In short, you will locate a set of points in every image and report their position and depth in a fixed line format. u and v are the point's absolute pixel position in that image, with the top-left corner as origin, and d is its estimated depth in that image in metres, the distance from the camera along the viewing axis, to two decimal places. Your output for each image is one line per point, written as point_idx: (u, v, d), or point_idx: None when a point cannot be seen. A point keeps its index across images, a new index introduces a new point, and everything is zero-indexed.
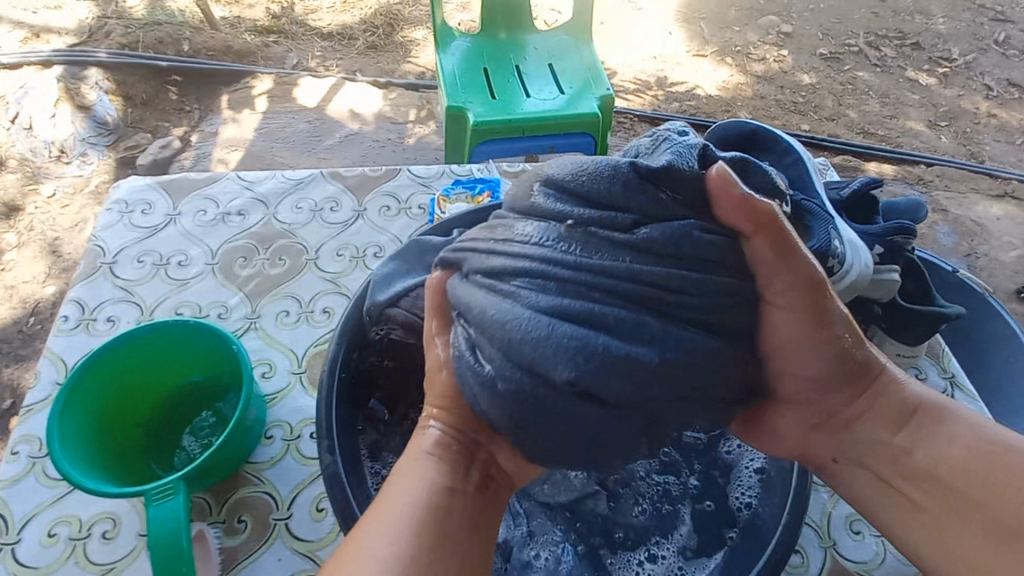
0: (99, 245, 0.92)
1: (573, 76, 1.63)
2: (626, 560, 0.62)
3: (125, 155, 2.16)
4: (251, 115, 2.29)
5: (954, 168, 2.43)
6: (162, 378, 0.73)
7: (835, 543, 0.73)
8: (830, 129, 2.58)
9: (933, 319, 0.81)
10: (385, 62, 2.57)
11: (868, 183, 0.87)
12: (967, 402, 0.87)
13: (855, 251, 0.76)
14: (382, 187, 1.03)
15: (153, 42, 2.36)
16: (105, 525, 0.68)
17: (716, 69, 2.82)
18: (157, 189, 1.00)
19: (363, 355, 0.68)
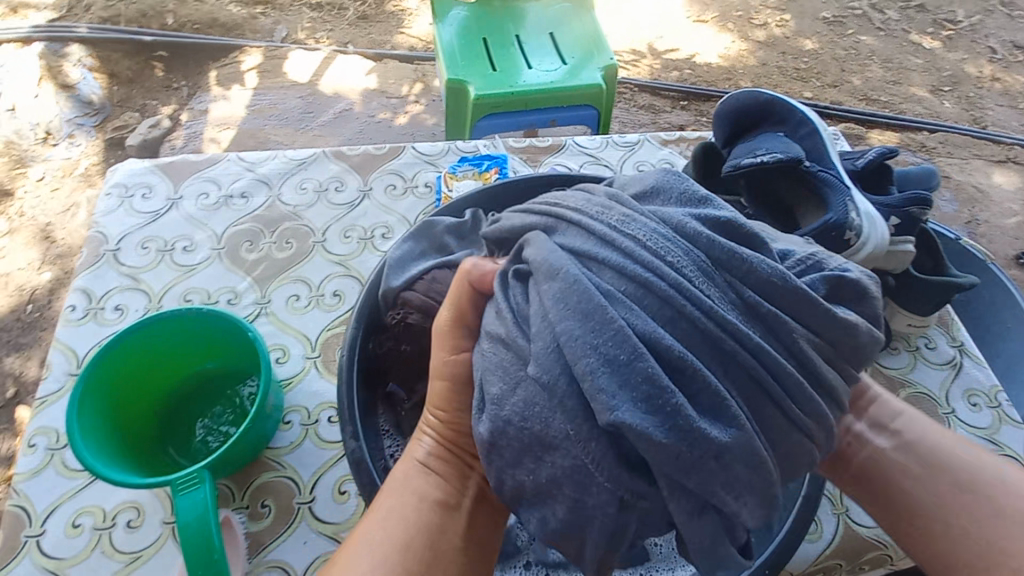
0: (101, 232, 0.90)
1: (575, 46, 1.59)
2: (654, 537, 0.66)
3: (113, 136, 2.10)
4: (241, 92, 2.23)
5: (958, 135, 2.40)
6: (177, 364, 0.72)
7: (848, 510, 0.74)
8: (833, 97, 2.54)
9: (948, 291, 0.80)
10: (377, 34, 2.49)
11: (885, 151, 0.84)
12: (975, 368, 0.88)
13: (874, 224, 0.74)
14: (387, 166, 1.01)
15: (136, 16, 2.27)
16: (130, 514, 0.69)
17: (717, 35, 2.75)
18: (156, 172, 0.97)
19: (379, 341, 0.67)
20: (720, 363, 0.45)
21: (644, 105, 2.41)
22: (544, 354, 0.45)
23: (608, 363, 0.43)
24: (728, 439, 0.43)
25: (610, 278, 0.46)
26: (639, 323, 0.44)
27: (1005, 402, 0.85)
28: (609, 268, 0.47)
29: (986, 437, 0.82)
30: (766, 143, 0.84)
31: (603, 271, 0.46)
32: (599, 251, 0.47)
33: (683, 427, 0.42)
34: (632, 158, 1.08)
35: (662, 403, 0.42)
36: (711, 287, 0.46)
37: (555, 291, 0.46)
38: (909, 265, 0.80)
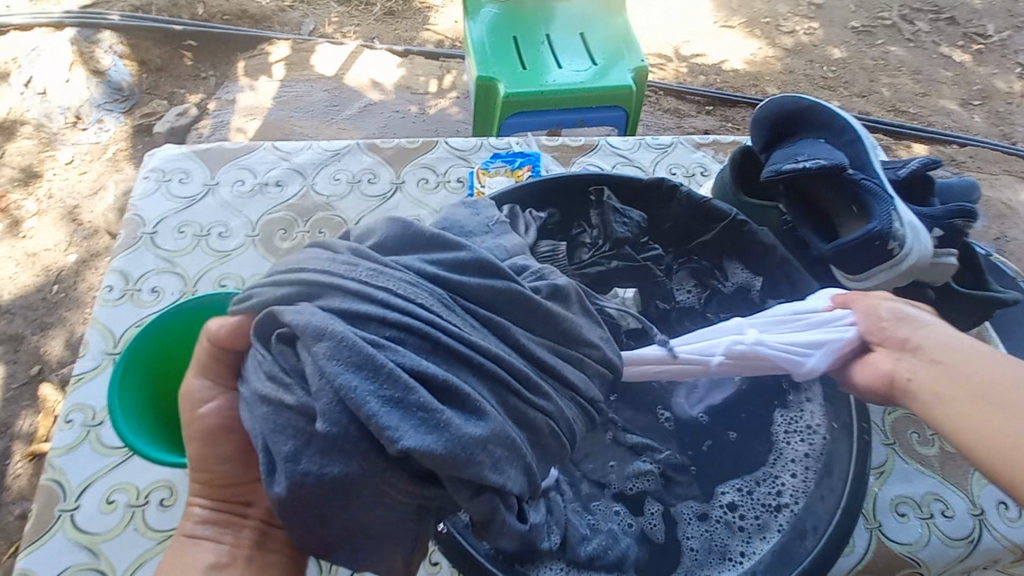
0: (138, 215, 0.91)
1: (605, 47, 1.58)
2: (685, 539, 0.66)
3: (141, 122, 2.13)
4: (268, 83, 2.25)
5: (987, 150, 2.36)
6: None
7: (880, 525, 0.73)
8: (860, 107, 2.51)
9: (989, 305, 0.79)
10: (403, 30, 2.50)
11: (928, 162, 0.83)
12: None
13: (918, 234, 0.73)
14: (419, 159, 1.01)
15: (167, 5, 2.30)
16: (162, 493, 0.70)
17: (744, 41, 2.73)
18: (192, 158, 0.98)
19: None
20: (475, 377, 0.48)
21: (668, 109, 2.40)
22: (327, 408, 0.42)
23: (382, 404, 0.43)
24: (488, 434, 0.45)
25: (379, 322, 0.46)
26: (405, 359, 0.44)
27: None
28: (373, 319, 0.46)
29: None
30: (807, 149, 0.83)
31: (365, 318, 0.46)
32: (362, 297, 0.47)
33: (457, 440, 0.43)
34: (665, 160, 1.07)
35: (434, 422, 0.43)
36: (456, 316, 0.49)
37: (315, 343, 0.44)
38: (950, 279, 0.79)
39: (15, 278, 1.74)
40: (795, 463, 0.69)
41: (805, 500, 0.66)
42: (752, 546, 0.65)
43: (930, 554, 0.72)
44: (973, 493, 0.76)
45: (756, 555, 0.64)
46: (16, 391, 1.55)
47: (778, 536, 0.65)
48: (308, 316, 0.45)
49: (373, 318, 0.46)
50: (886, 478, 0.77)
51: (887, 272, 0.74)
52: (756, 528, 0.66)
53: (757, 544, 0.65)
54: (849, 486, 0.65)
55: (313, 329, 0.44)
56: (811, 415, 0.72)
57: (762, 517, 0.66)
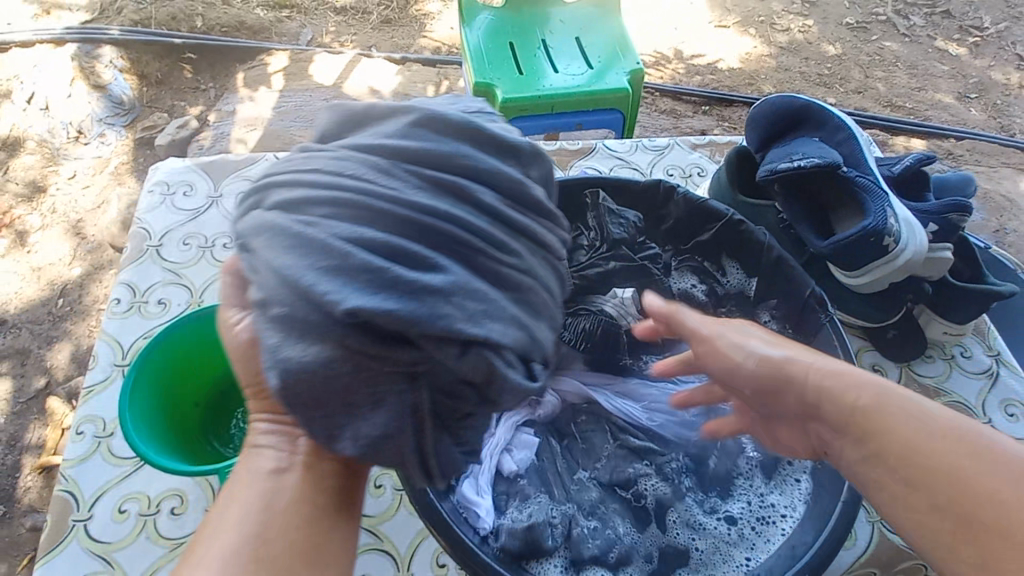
0: (144, 228, 0.93)
1: (600, 50, 1.60)
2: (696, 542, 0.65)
3: (143, 135, 2.15)
4: (267, 93, 2.27)
5: (985, 143, 2.37)
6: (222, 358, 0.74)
7: (882, 517, 0.74)
8: (856, 103, 2.52)
9: (986, 299, 0.79)
10: (400, 37, 2.53)
11: (922, 157, 0.84)
12: (1012, 378, 0.87)
13: (913, 230, 0.74)
14: None
15: (166, 19, 2.33)
16: (173, 501, 0.71)
17: (738, 40, 2.74)
18: (196, 171, 1.00)
19: None
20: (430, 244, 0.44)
21: (665, 110, 2.41)
22: (295, 304, 0.41)
23: (341, 284, 0.40)
24: (453, 286, 0.42)
25: (327, 198, 0.43)
26: (362, 233, 0.42)
27: None
28: (321, 204, 0.43)
29: None
30: (802, 148, 0.84)
31: (315, 199, 0.43)
32: (292, 182, 0.44)
33: (403, 291, 0.41)
34: (662, 161, 1.08)
35: (389, 285, 0.41)
36: (414, 183, 0.44)
37: (278, 240, 0.42)
38: (946, 273, 0.80)
39: (21, 292, 1.76)
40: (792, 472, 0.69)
41: (803, 507, 0.66)
42: (754, 552, 0.64)
43: None
44: None
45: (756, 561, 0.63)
46: (24, 404, 1.56)
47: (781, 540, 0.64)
48: (272, 217, 0.44)
49: (332, 193, 0.44)
50: None
51: (883, 267, 0.75)
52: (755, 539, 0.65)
53: (758, 549, 0.64)
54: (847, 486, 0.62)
55: (273, 225, 0.43)
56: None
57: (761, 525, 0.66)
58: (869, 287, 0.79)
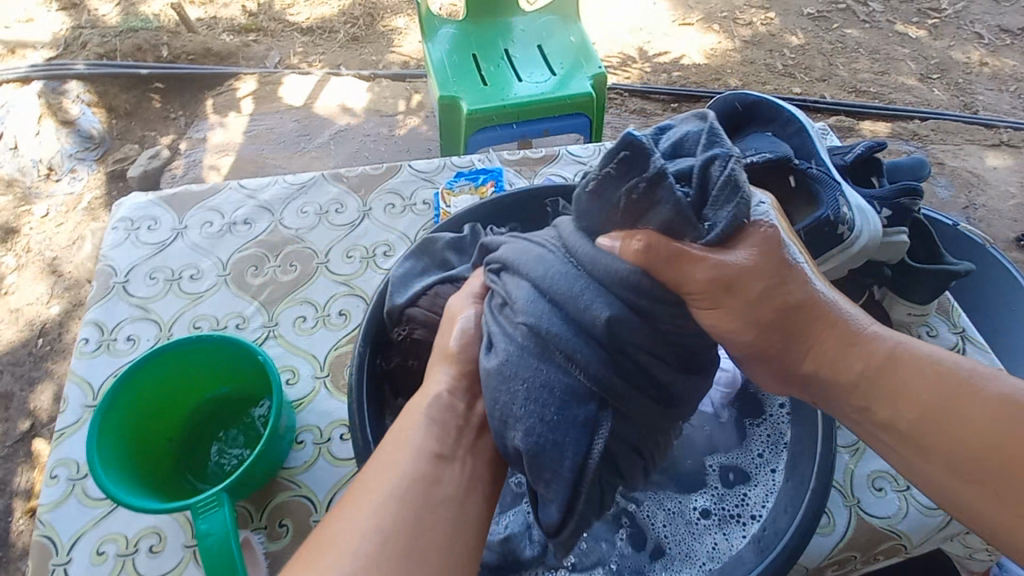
0: (110, 265, 0.92)
1: (563, 56, 1.62)
2: (672, 540, 0.65)
3: (114, 168, 2.13)
4: (238, 118, 2.27)
5: (949, 121, 2.42)
6: (190, 391, 0.74)
7: (859, 501, 0.75)
8: (822, 91, 2.56)
9: (944, 278, 0.81)
10: (368, 54, 2.54)
11: (872, 144, 0.86)
12: (979, 354, 0.88)
13: (866, 216, 0.76)
14: (385, 185, 1.03)
15: (131, 50, 2.32)
16: (151, 539, 0.70)
17: (703, 36, 2.78)
18: (160, 204, 0.99)
19: (387, 358, 0.69)
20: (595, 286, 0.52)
21: (635, 110, 2.44)
22: (551, 353, 0.51)
23: (580, 325, 0.51)
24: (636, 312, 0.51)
25: (549, 266, 0.54)
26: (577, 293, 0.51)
27: None
28: (550, 271, 0.53)
29: None
30: (755, 143, 0.86)
31: (542, 269, 0.54)
32: (538, 258, 0.55)
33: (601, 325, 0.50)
34: None
35: (612, 325, 0.50)
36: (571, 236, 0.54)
37: (511, 304, 0.55)
38: (904, 255, 0.82)
39: None
40: (765, 467, 0.68)
41: (772, 502, 0.64)
42: (720, 550, 0.63)
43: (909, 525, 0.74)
44: None
45: (720, 560, 0.62)
46: (8, 449, 1.54)
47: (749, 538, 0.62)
48: (495, 297, 0.57)
49: (532, 261, 0.55)
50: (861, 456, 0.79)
51: (840, 255, 0.77)
52: (723, 538, 0.64)
53: (724, 546, 0.63)
54: (813, 484, 0.62)
55: (506, 295, 0.56)
56: (783, 421, 0.71)
57: (729, 522, 0.65)
58: (830, 274, 0.80)
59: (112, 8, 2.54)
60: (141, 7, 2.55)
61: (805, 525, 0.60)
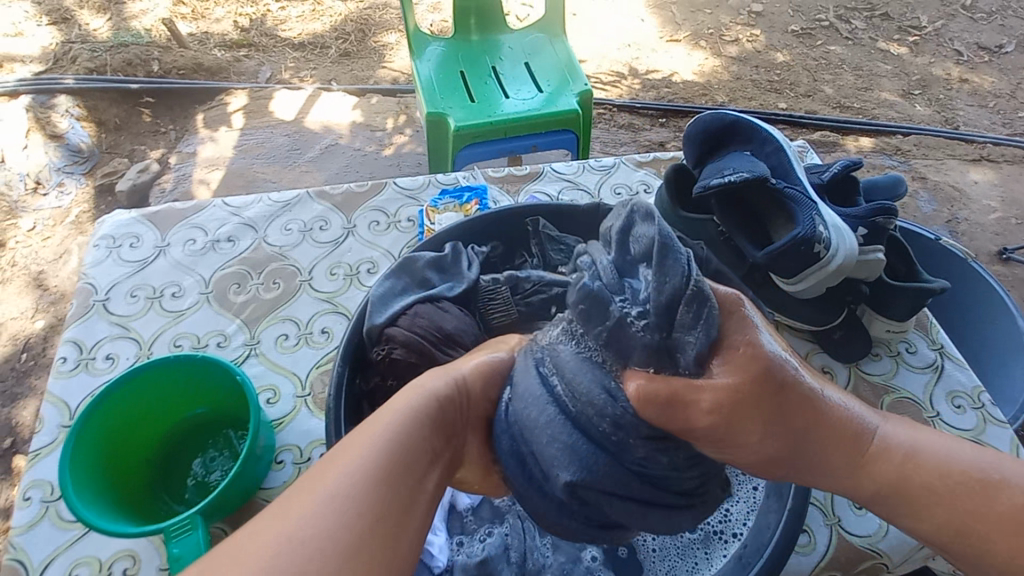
0: (91, 283, 0.91)
1: (550, 74, 1.64)
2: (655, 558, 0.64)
3: (103, 182, 2.12)
4: (228, 132, 2.27)
5: (931, 136, 2.46)
6: (170, 411, 0.73)
7: (840, 519, 0.75)
8: (807, 106, 2.61)
9: (920, 295, 0.83)
10: (360, 69, 2.56)
11: (849, 164, 0.87)
12: (957, 370, 0.89)
13: (842, 234, 0.77)
14: (369, 203, 1.03)
15: (122, 65, 2.33)
16: (125, 562, 0.69)
17: (690, 53, 2.83)
18: (143, 222, 0.99)
19: (366, 378, 0.68)
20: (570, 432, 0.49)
21: (623, 124, 2.47)
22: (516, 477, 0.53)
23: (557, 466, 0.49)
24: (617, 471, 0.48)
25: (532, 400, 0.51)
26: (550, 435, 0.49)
27: (988, 401, 0.86)
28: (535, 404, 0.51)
29: (972, 437, 0.83)
30: (733, 163, 0.87)
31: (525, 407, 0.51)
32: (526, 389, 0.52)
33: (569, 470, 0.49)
34: (609, 181, 1.10)
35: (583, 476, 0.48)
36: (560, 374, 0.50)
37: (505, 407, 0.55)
38: (881, 273, 0.83)
39: None
40: (748, 483, 0.67)
41: (753, 520, 0.63)
42: (703, 568, 0.62)
43: (890, 544, 0.74)
44: None
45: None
46: None
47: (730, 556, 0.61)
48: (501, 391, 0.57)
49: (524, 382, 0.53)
50: None
51: (818, 272, 0.78)
52: (704, 555, 0.63)
53: (705, 566, 0.62)
54: (791, 503, 0.61)
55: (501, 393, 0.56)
56: None
57: (712, 539, 0.64)
58: (808, 291, 0.81)
59: (103, 23, 2.55)
60: (133, 22, 2.56)
61: (782, 545, 0.59)
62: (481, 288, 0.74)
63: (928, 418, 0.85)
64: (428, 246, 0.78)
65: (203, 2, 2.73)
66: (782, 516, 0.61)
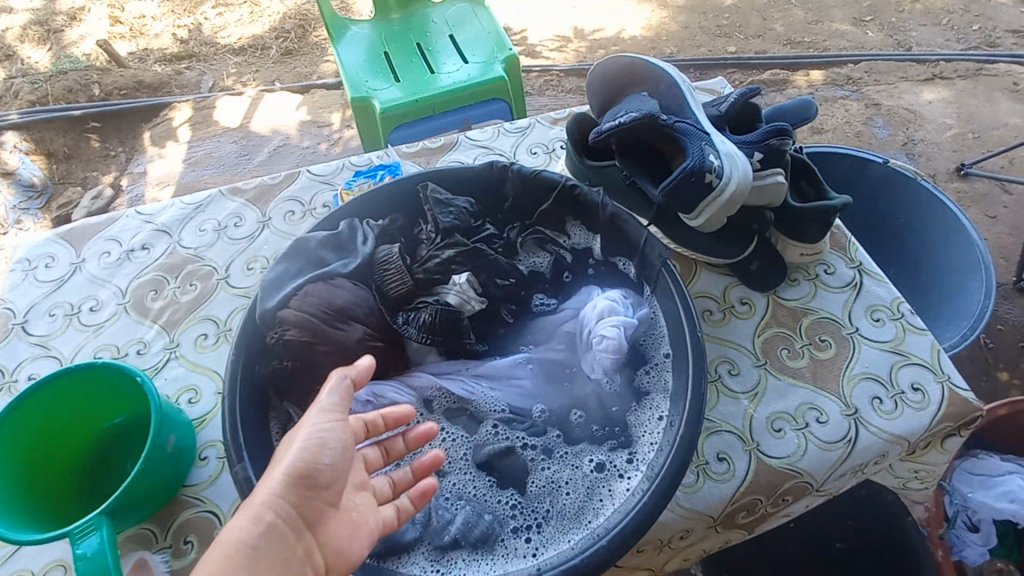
0: (9, 307, 0.91)
1: (475, 43, 1.61)
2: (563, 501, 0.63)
3: (59, 213, 2.11)
4: (176, 147, 2.25)
5: (883, 61, 2.42)
6: (85, 423, 0.74)
7: (759, 444, 0.76)
8: (757, 47, 2.57)
9: (825, 215, 0.82)
10: (302, 67, 2.52)
11: (745, 91, 0.86)
12: (875, 285, 0.89)
13: (734, 162, 0.77)
14: (283, 194, 1.03)
15: (62, 93, 2.30)
16: (57, 572, 0.70)
17: (637, 8, 2.78)
18: (58, 241, 0.99)
19: (266, 363, 0.68)
20: None
21: (572, 88, 2.43)
22: None
23: None
24: None
25: None
26: None
27: (907, 312, 0.87)
28: None
29: (891, 349, 0.84)
30: (628, 105, 0.86)
31: None
32: None
33: None
34: (525, 141, 1.09)
35: None
36: None
37: None
38: (784, 196, 0.82)
39: None
40: (650, 420, 0.67)
41: (652, 453, 0.63)
42: (607, 503, 0.62)
43: (810, 462, 0.75)
44: (846, 395, 0.80)
45: (607, 514, 0.60)
46: None
47: (631, 490, 0.62)
48: None
49: None
50: (760, 399, 0.80)
51: (713, 204, 0.77)
52: (609, 493, 0.63)
53: (610, 501, 0.62)
54: (685, 430, 0.62)
55: None
56: (665, 371, 0.70)
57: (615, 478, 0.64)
58: (711, 224, 0.81)
59: (44, 55, 2.49)
60: (70, 48, 2.52)
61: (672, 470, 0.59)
62: (375, 259, 0.73)
63: (847, 335, 0.85)
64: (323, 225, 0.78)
65: (138, 18, 2.68)
66: (679, 443, 0.61)
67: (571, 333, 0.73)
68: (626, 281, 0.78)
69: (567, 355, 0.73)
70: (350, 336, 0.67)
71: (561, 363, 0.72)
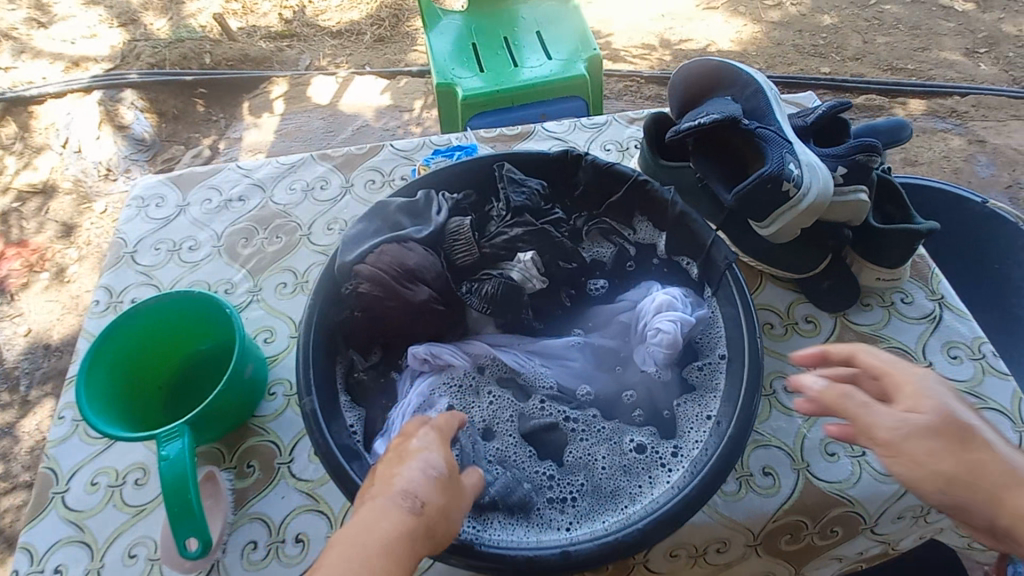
0: (121, 238, 1.02)
1: (560, 41, 1.64)
2: (600, 483, 0.65)
3: (163, 167, 2.30)
4: (270, 118, 2.43)
5: (994, 96, 2.25)
6: (180, 344, 0.83)
7: (808, 464, 0.75)
8: (853, 70, 2.45)
9: (908, 238, 0.79)
10: (392, 54, 2.64)
11: (835, 104, 0.84)
12: (956, 321, 0.85)
13: (815, 173, 0.75)
14: (367, 163, 1.09)
15: (178, 58, 2.47)
16: (137, 474, 0.79)
17: (728, 21, 2.71)
18: (168, 184, 1.10)
19: (338, 309, 0.73)
20: None
21: (651, 96, 2.41)
22: None
23: None
24: None
25: None
26: None
27: (989, 352, 0.82)
28: None
29: (966, 389, 0.79)
30: (710, 107, 0.86)
31: None
32: None
33: None
34: (600, 138, 1.10)
35: None
36: None
37: None
38: (864, 214, 0.80)
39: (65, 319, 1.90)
40: (697, 417, 0.68)
41: (698, 449, 0.64)
42: (645, 491, 0.63)
43: (861, 492, 0.73)
44: None
45: (643, 502, 0.61)
46: None
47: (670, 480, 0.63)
48: None
49: None
50: (815, 420, 0.78)
51: (788, 213, 0.76)
52: (648, 481, 0.64)
53: (648, 488, 0.63)
54: (732, 430, 0.62)
55: None
56: (718, 371, 0.70)
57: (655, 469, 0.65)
58: (782, 235, 0.79)
59: (164, 23, 2.74)
60: (190, 20, 2.75)
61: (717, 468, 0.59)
62: (445, 229, 0.77)
63: None
64: (401, 193, 0.82)
65: None
66: (724, 443, 0.61)
67: (626, 323, 0.74)
68: (688, 280, 0.78)
69: (620, 344, 0.74)
70: (416, 295, 0.71)
71: (612, 351, 0.74)
